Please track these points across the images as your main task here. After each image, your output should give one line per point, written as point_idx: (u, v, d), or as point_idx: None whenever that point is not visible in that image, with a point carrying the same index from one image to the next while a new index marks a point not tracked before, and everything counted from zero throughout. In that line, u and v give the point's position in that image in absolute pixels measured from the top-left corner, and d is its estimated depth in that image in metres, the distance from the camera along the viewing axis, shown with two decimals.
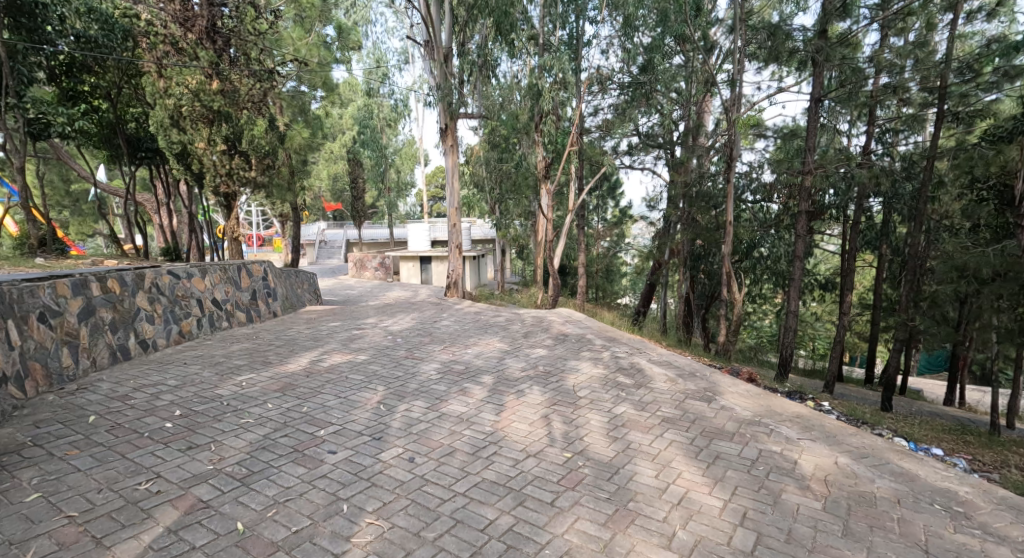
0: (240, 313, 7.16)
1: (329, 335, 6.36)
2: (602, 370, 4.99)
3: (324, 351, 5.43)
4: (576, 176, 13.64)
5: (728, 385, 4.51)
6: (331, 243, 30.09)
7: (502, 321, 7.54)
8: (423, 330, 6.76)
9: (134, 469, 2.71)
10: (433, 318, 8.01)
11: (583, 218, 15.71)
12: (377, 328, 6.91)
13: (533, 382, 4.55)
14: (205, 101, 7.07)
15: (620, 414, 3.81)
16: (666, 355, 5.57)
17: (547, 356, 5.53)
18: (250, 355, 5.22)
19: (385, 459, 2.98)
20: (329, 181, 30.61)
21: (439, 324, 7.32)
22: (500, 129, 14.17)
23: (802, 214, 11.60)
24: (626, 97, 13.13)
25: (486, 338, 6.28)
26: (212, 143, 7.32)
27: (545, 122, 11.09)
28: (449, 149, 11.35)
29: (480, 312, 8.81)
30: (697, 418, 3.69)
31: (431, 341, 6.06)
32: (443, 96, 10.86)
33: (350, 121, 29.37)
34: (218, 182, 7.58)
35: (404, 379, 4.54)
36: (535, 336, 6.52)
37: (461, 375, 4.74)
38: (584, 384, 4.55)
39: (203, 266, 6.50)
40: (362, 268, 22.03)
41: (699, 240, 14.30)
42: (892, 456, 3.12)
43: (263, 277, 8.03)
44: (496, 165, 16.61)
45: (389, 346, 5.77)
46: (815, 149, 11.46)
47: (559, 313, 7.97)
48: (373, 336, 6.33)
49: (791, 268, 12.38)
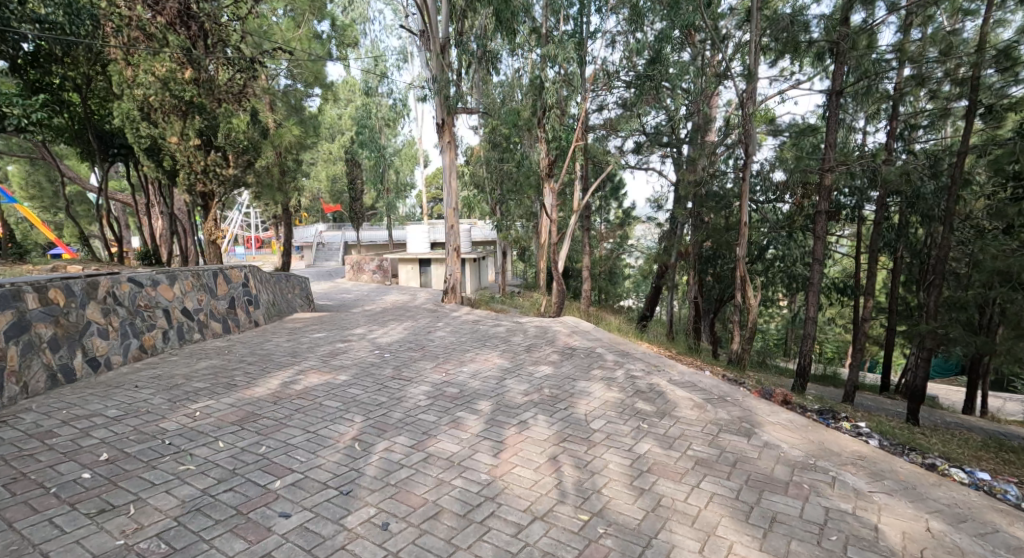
0: (216, 322, 6.53)
1: (310, 349, 5.74)
2: (618, 394, 4.34)
3: (302, 370, 4.80)
4: (581, 176, 12.98)
5: (766, 414, 3.90)
6: (329, 245, 29.47)
7: (501, 332, 6.90)
8: (415, 343, 6.11)
9: (17, 549, 2.10)
10: (427, 328, 7.36)
11: (587, 219, 15.06)
12: (364, 340, 6.27)
13: (538, 411, 3.91)
14: (175, 91, 6.33)
15: (644, 455, 3.19)
16: (687, 373, 4.94)
17: (553, 375, 4.88)
18: (216, 374, 4.59)
19: (353, 527, 2.36)
20: (327, 183, 30.00)
21: (434, 336, 6.67)
22: (501, 126, 13.56)
23: (821, 214, 10.91)
24: (634, 91, 12.45)
25: (483, 354, 5.62)
26: (185, 138, 6.60)
27: (548, 116, 10.38)
28: (445, 146, 10.68)
29: (479, 320, 8.17)
30: (738, 463, 3.08)
31: (423, 357, 5.41)
32: (438, 88, 10.20)
33: (349, 121, 28.79)
34: (193, 180, 6.86)
35: (389, 407, 3.92)
36: (539, 349, 5.88)
37: (454, 401, 4.10)
38: (598, 413, 3.92)
39: (171, 272, 5.86)
40: (360, 271, 21.72)
41: (709, 243, 13.63)
42: (998, 521, 2.53)
43: (244, 282, 7.39)
44: (496, 165, 16.00)
45: (376, 363, 5.13)
46: (836, 145, 10.84)
47: (564, 323, 7.34)
48: (360, 350, 5.70)
49: (810, 271, 11.64)
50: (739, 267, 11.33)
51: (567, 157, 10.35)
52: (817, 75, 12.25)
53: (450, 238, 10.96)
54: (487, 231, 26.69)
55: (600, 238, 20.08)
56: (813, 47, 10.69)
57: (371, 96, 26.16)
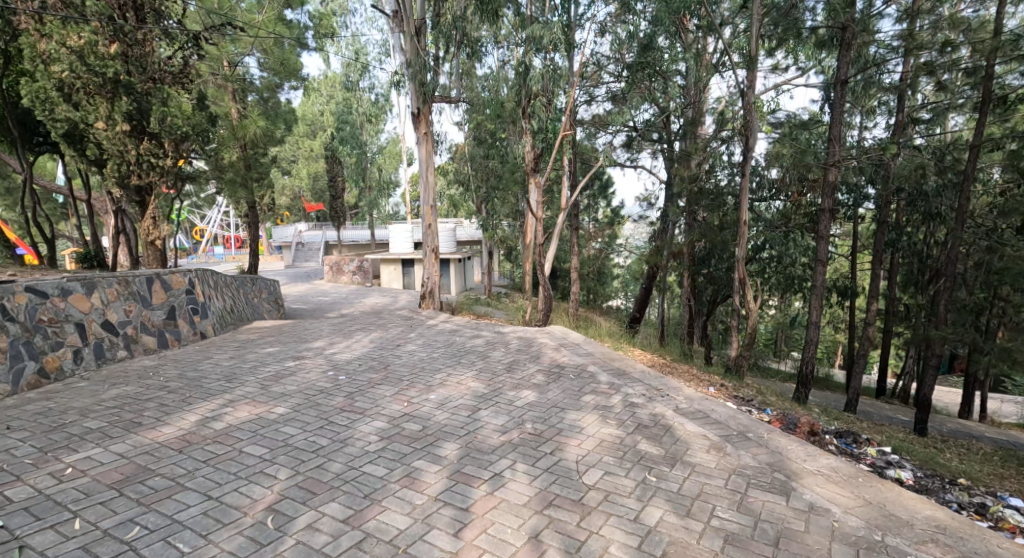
0: (148, 337, 5.64)
1: (252, 369, 4.89)
2: (615, 430, 3.57)
3: (232, 399, 3.94)
4: (569, 172, 12.25)
5: (800, 458, 3.14)
6: (308, 245, 28.59)
7: (478, 345, 6.08)
8: (379, 361, 5.28)
9: None
10: (396, 340, 6.54)
11: (575, 217, 14.29)
12: (319, 357, 5.43)
13: (519, 457, 3.13)
14: (95, 67, 5.44)
15: (654, 529, 2.45)
16: (696, 400, 4.20)
17: (537, 405, 4.07)
18: (121, 407, 3.70)
19: None
20: (308, 181, 29.01)
21: (402, 351, 5.84)
22: (485, 119, 12.76)
23: (824, 213, 10.20)
24: (626, 80, 11.67)
25: (456, 375, 4.80)
26: (112, 123, 5.71)
27: (532, 105, 9.47)
28: (421, 138, 9.86)
29: (456, 330, 7.37)
30: (782, 544, 2.36)
31: (383, 380, 4.57)
32: (412, 74, 9.33)
33: (330, 118, 27.92)
34: (125, 171, 5.99)
35: (329, 453, 3.09)
36: (521, 368, 5.09)
37: (413, 444, 3.30)
38: (594, 459, 3.13)
39: (87, 280, 4.98)
40: (339, 272, 20.96)
41: (703, 243, 12.92)
42: None
43: (188, 289, 6.50)
44: (481, 161, 15.28)
45: (325, 389, 4.28)
46: (840, 139, 10.16)
47: (550, 335, 6.56)
48: (311, 371, 4.85)
49: (812, 272, 10.92)
50: (737, 268, 10.55)
51: (554, 150, 9.49)
52: (817, 67, 11.61)
53: (427, 238, 10.14)
54: (473, 231, 25.91)
55: (587, 237, 19.41)
56: (816, 35, 10.06)
57: (352, 90, 25.22)
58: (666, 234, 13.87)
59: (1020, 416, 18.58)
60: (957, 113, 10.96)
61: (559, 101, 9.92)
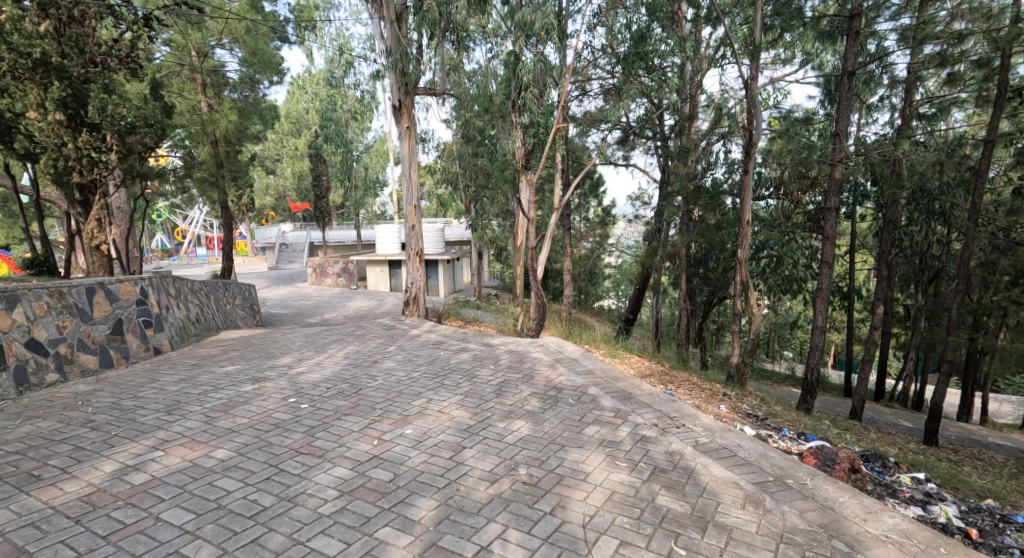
0: (87, 356, 5.02)
1: (202, 395, 4.22)
2: (628, 475, 2.97)
3: (165, 440, 3.26)
4: (562, 170, 11.64)
5: (859, 517, 2.61)
6: (293, 246, 27.93)
7: (463, 362, 5.43)
8: (350, 384, 4.60)
9: None
10: (373, 355, 5.87)
11: (567, 218, 13.71)
12: (283, 378, 4.77)
13: (511, 521, 2.53)
14: (19, 46, 4.81)
15: None
16: (717, 432, 3.61)
17: (533, 441, 3.43)
18: (23, 453, 3.03)
19: None
20: (292, 181, 28.18)
21: (378, 370, 5.17)
22: (475, 116, 12.16)
23: (829, 212, 9.66)
24: (620, 74, 11.05)
25: (437, 402, 4.13)
26: (45, 111, 5.05)
27: (523, 97, 8.70)
28: (404, 132, 9.21)
29: (441, 341, 6.74)
30: None
31: (351, 410, 3.90)
32: (393, 62, 8.64)
33: (315, 116, 27.18)
34: (63, 166, 5.31)
35: (271, 520, 2.47)
36: (514, 390, 4.47)
37: (381, 501, 2.67)
38: (605, 522, 2.53)
39: (9, 293, 4.46)
40: (322, 275, 20.25)
41: (701, 244, 12.35)
42: None
43: (139, 299, 5.81)
44: (470, 160, 14.62)
45: (282, 423, 3.62)
46: (847, 133, 9.59)
47: (544, 349, 5.93)
48: (268, 398, 4.16)
49: (817, 275, 10.36)
50: (740, 270, 9.97)
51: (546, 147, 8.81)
52: (820, 59, 11.09)
53: (410, 240, 9.50)
54: (462, 231, 25.34)
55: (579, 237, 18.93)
56: (821, 24, 9.51)
57: (336, 87, 24.37)
58: (659, 234, 13.26)
59: (1016, 416, 18.32)
60: (960, 108, 10.54)
61: (550, 96, 9.35)
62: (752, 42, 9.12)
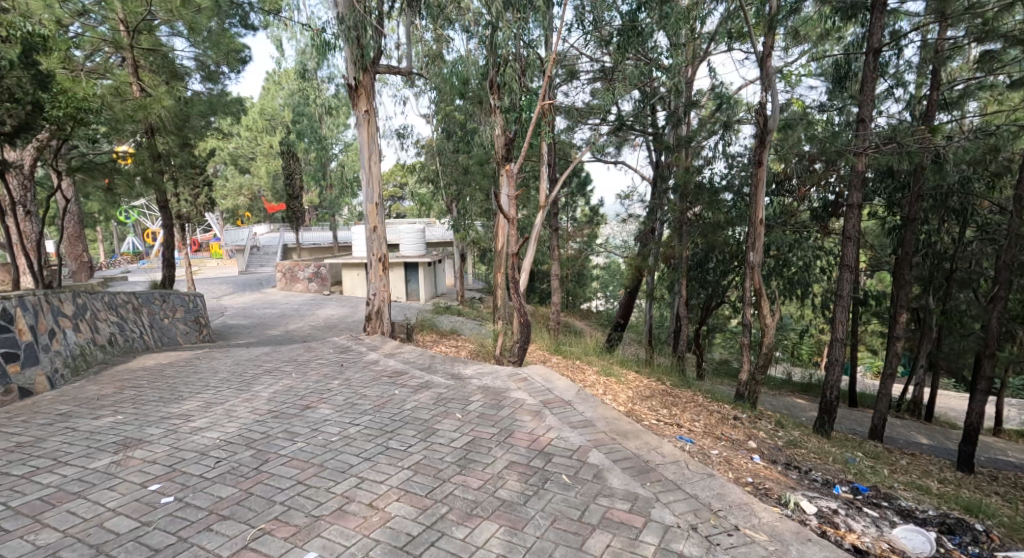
0: None
1: (18, 481, 2.85)
2: None
3: None
4: (547, 165, 10.34)
5: None
6: (265, 249, 26.43)
7: (420, 409, 4.07)
8: (252, 453, 3.24)
9: None
10: (305, 397, 4.49)
11: (555, 217, 12.40)
12: (164, 442, 3.41)
13: None
14: None
15: None
16: (790, 547, 2.41)
17: None
18: None
19: None
20: (267, 181, 26.84)
21: (304, 422, 3.82)
22: (457, 108, 10.86)
23: (852, 208, 8.43)
24: (610, 58, 9.78)
25: (371, 486, 2.82)
26: None
27: (503, 74, 7.34)
28: (361, 117, 7.91)
29: (401, 371, 5.43)
30: None
31: (232, 509, 2.58)
32: (346, 32, 7.16)
33: (287, 113, 25.61)
34: None
35: None
36: (486, 459, 3.18)
37: None
38: None
39: None
40: (292, 280, 18.71)
41: (703, 245, 11.04)
42: None
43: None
44: (449, 156, 13.24)
45: (116, 540, 2.32)
46: (873, 117, 8.26)
47: (527, 386, 4.59)
48: (116, 484, 2.80)
49: (838, 281, 8.97)
50: (752, 276, 8.71)
51: (526, 133, 7.42)
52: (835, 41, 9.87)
53: (372, 244, 8.15)
54: (443, 232, 24.06)
55: (566, 237, 17.77)
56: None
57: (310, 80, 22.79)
58: (653, 233, 11.90)
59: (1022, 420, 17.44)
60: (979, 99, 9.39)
61: (532, 82, 8.07)
62: (767, 15, 7.90)
